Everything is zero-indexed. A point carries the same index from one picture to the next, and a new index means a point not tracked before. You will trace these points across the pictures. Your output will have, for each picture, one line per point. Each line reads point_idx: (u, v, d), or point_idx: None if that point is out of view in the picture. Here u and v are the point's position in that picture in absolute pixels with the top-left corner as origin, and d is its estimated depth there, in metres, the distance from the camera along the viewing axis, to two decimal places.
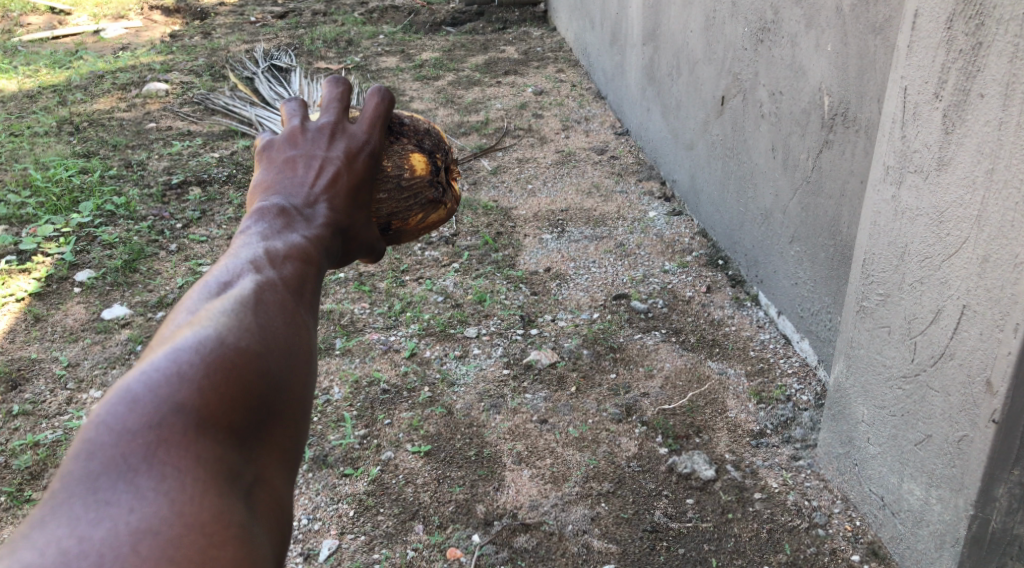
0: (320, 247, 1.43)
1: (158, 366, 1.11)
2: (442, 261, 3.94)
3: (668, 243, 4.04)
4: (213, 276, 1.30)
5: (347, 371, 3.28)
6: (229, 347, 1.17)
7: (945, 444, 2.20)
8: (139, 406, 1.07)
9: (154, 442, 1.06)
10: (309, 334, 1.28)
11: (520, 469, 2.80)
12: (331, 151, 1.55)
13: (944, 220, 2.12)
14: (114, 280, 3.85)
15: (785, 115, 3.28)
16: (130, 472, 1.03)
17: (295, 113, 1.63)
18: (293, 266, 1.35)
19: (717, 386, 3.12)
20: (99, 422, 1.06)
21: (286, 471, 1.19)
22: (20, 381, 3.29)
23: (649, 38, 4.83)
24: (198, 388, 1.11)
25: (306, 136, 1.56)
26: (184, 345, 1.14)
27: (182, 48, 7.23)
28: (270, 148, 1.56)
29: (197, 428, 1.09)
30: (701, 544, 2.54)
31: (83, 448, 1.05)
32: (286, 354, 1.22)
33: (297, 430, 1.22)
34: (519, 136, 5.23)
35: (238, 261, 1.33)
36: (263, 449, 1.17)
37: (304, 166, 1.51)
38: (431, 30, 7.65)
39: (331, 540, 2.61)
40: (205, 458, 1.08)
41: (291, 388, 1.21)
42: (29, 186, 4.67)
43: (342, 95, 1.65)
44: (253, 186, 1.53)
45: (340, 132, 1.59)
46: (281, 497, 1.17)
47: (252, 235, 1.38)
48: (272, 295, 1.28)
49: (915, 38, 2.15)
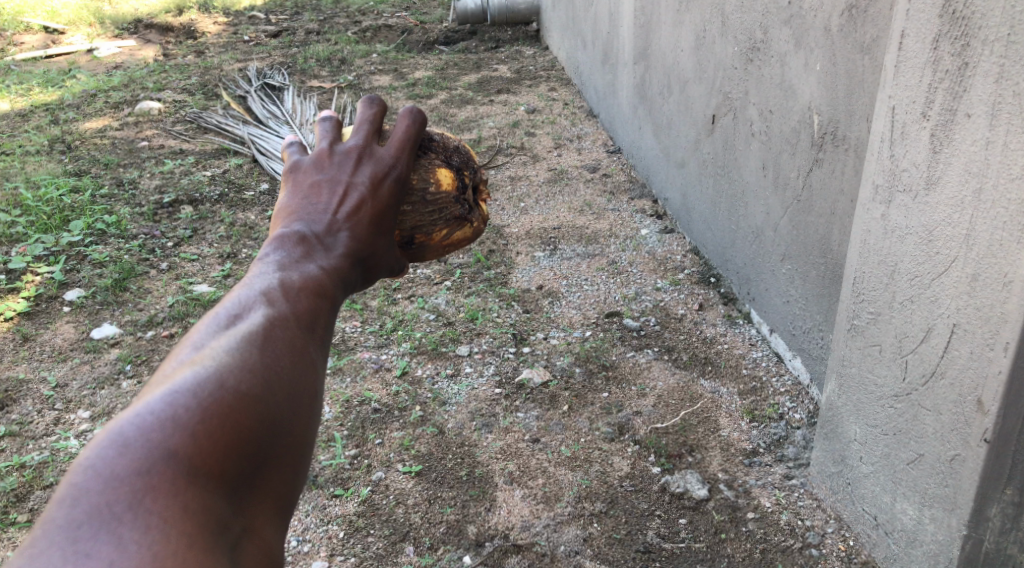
0: (336, 279, 1.41)
1: (153, 409, 1.10)
2: (434, 279, 3.94)
3: (661, 261, 4.04)
4: (224, 307, 1.29)
5: (338, 391, 3.26)
6: (229, 391, 1.15)
7: (937, 463, 2.19)
8: (130, 451, 1.06)
9: (142, 490, 1.04)
10: (315, 375, 1.27)
11: (512, 489, 2.78)
12: (356, 176, 1.52)
13: (932, 239, 2.12)
14: (104, 299, 3.84)
15: (775, 133, 3.29)
16: (114, 521, 1.01)
17: (327, 134, 1.58)
18: (307, 300, 1.34)
19: (709, 405, 3.11)
20: (88, 467, 1.05)
21: (276, 519, 1.18)
22: (8, 401, 3.27)
23: (640, 57, 4.85)
24: (192, 433, 1.10)
25: (334, 160, 1.53)
26: (182, 387, 1.13)
27: (174, 67, 7.23)
28: (296, 171, 1.53)
29: (189, 476, 1.08)
30: (694, 564, 2.52)
31: (69, 494, 1.03)
32: (288, 396, 1.21)
33: (293, 475, 1.21)
34: (511, 154, 5.24)
35: (250, 292, 1.32)
36: (256, 496, 1.16)
37: (327, 192, 1.49)
38: (424, 49, 7.68)
39: (320, 561, 2.58)
40: (193, 508, 1.06)
41: (289, 431, 1.20)
42: (20, 205, 4.65)
43: (374, 116, 1.61)
44: (275, 210, 1.51)
45: (368, 155, 1.56)
46: (270, 547, 1.16)
47: (268, 264, 1.37)
48: (281, 332, 1.27)
49: (903, 58, 2.15)
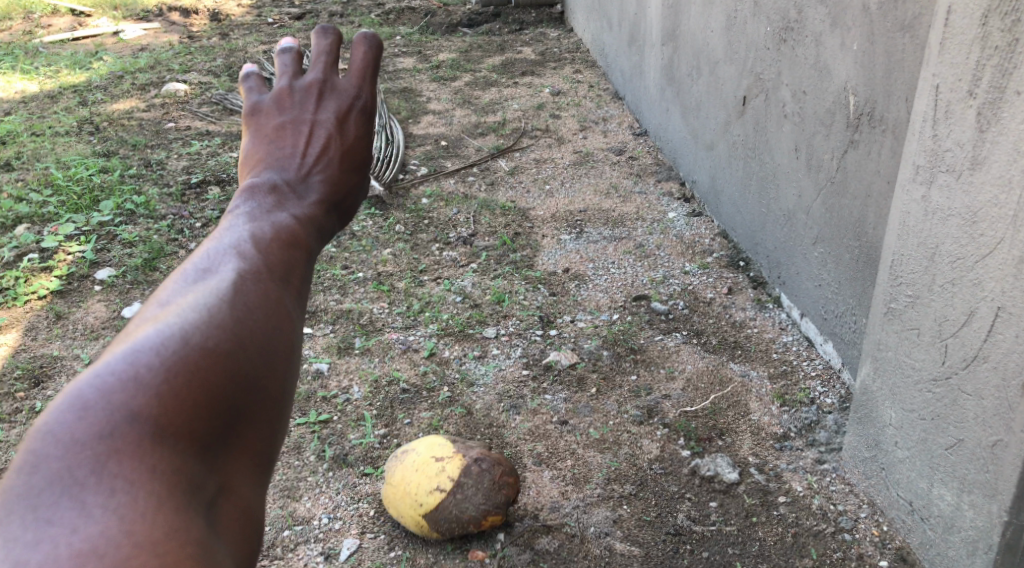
0: (308, 226, 1.39)
1: (114, 368, 1.06)
2: (460, 261, 3.93)
3: (689, 244, 4.01)
4: (193, 263, 1.24)
5: (367, 371, 3.26)
6: (195, 348, 1.10)
7: (978, 449, 2.16)
8: (91, 414, 1.02)
9: (105, 453, 1.00)
10: (292, 325, 1.21)
11: (541, 470, 2.78)
12: (318, 115, 1.60)
13: (977, 220, 2.09)
14: (134, 279, 3.85)
15: (808, 114, 3.25)
16: (76, 486, 0.97)
17: (287, 70, 1.69)
18: (279, 249, 1.29)
19: (739, 389, 3.09)
20: (47, 432, 1.01)
21: (255, 475, 1.12)
22: (43, 379, 3.30)
23: (668, 38, 4.80)
24: (156, 394, 1.05)
25: (294, 99, 1.62)
26: (145, 345, 1.08)
27: (200, 49, 7.24)
28: (260, 114, 1.60)
29: (154, 438, 1.03)
30: (725, 548, 2.51)
31: (28, 460, 0.99)
32: (261, 351, 1.15)
33: (270, 430, 1.14)
34: (536, 137, 5.21)
35: (220, 246, 1.27)
36: (231, 453, 1.09)
37: (291, 135, 1.55)
38: (447, 31, 7.64)
39: (351, 540, 2.59)
40: (161, 470, 1.01)
41: (263, 385, 1.14)
42: (50, 185, 4.68)
43: (331, 48, 1.71)
44: (241, 157, 1.54)
45: (325, 95, 1.64)
46: (249, 504, 1.09)
47: (239, 216, 1.34)
48: (253, 285, 1.21)
49: (949, 35, 2.12)
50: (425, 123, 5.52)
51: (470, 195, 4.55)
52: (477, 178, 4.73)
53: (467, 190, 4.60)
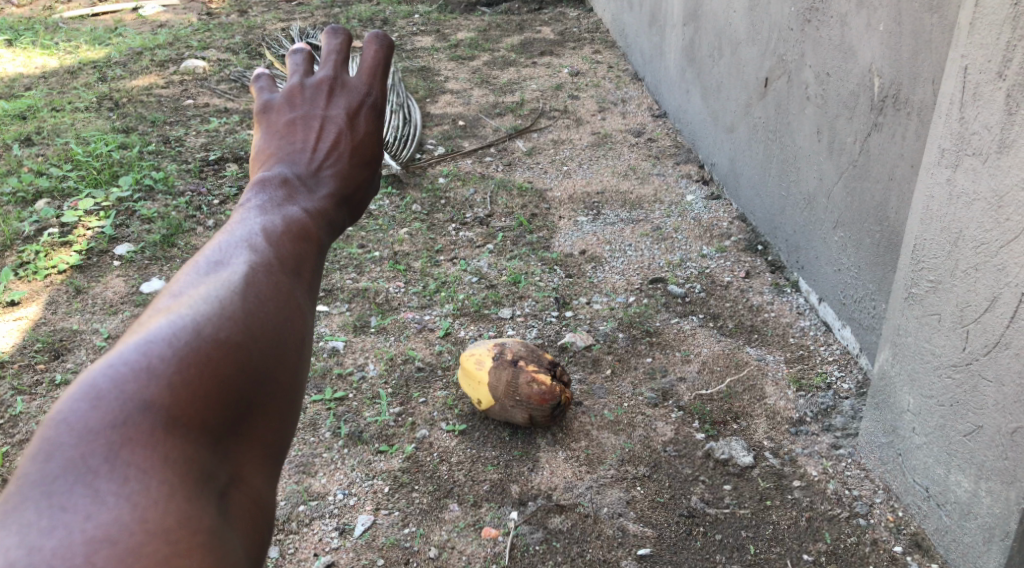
0: (320, 221, 1.38)
1: (126, 358, 1.05)
2: (476, 242, 3.92)
3: (706, 227, 3.98)
4: (204, 256, 1.22)
5: (382, 349, 3.26)
6: (206, 340, 1.09)
7: (998, 436, 2.15)
8: (104, 403, 1.01)
9: (118, 442, 0.99)
10: (303, 318, 1.20)
11: (555, 451, 2.78)
12: (331, 110, 1.60)
13: (1003, 204, 2.07)
14: (153, 255, 3.87)
15: (832, 96, 3.21)
16: (89, 474, 0.96)
17: (299, 66, 1.69)
18: (291, 243, 1.29)
19: (755, 372, 3.07)
20: (61, 421, 0.99)
21: (265, 466, 1.10)
22: (62, 352, 3.32)
23: (689, 18, 4.76)
24: (169, 384, 1.04)
25: (305, 96, 1.62)
26: (158, 335, 1.07)
27: (218, 26, 7.23)
28: (271, 111, 1.59)
29: (167, 426, 1.02)
30: (738, 530, 2.50)
31: (42, 448, 0.98)
32: (272, 342, 1.14)
33: (279, 422, 1.13)
34: (554, 117, 5.19)
35: (233, 239, 1.26)
36: (242, 443, 1.08)
37: (303, 129, 1.55)
38: (466, 10, 7.59)
39: (365, 516, 2.60)
40: (173, 459, 1.00)
41: (274, 377, 1.13)
42: (70, 160, 4.69)
43: (340, 48, 1.73)
44: (253, 153, 1.54)
45: (336, 91, 1.65)
46: (260, 495, 1.08)
47: (251, 210, 1.34)
48: (264, 278, 1.20)
49: (979, 15, 2.08)
50: (443, 103, 5.50)
51: (487, 175, 4.54)
52: (494, 159, 4.71)
53: (484, 170, 4.59)
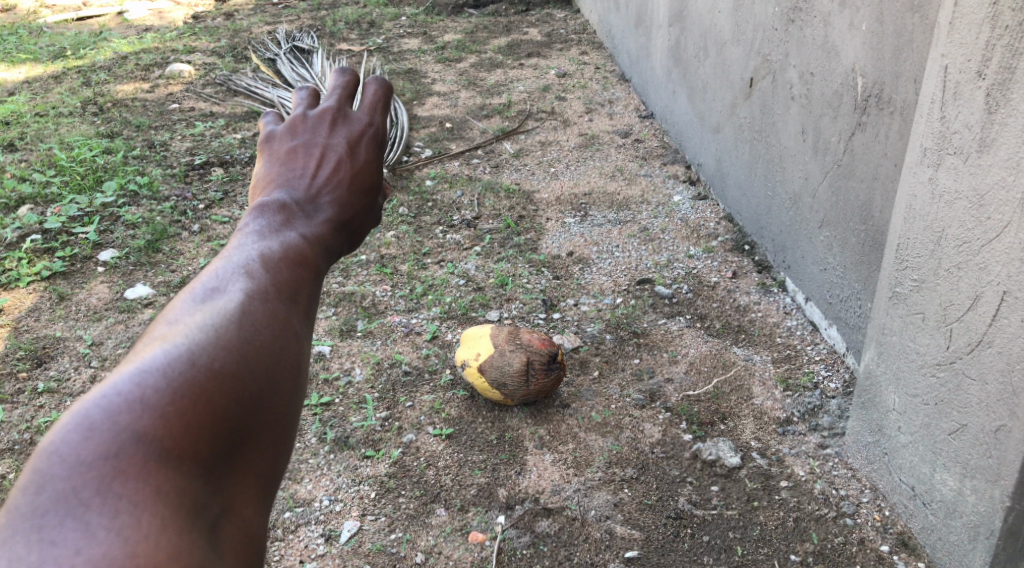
0: (318, 248, 1.30)
1: (120, 389, 1.04)
2: (464, 244, 3.91)
3: (694, 228, 3.98)
4: (200, 283, 1.19)
5: (369, 353, 3.25)
6: (201, 370, 1.08)
7: (982, 435, 2.16)
8: (96, 435, 1.01)
9: (109, 474, 0.99)
10: (298, 349, 1.17)
11: (542, 453, 2.77)
12: (332, 138, 1.42)
13: (984, 203, 2.07)
14: (137, 260, 3.85)
15: (816, 96, 3.22)
16: (81, 507, 0.97)
17: (304, 102, 1.50)
18: (287, 270, 1.23)
19: (742, 372, 3.07)
20: (53, 452, 1.00)
21: (260, 498, 1.09)
22: (45, 359, 3.30)
23: (675, 19, 4.76)
24: (162, 415, 1.04)
25: (307, 124, 1.44)
26: (151, 365, 1.07)
27: (204, 30, 7.20)
28: (270, 139, 1.44)
29: (159, 458, 1.02)
30: (726, 532, 2.50)
31: (33, 479, 0.98)
32: (267, 371, 1.12)
33: (276, 451, 1.12)
34: (542, 119, 5.18)
35: (229, 266, 1.22)
36: (235, 475, 1.08)
37: (303, 157, 1.40)
38: (453, 12, 7.58)
39: (352, 522, 2.59)
40: (166, 491, 1.00)
41: (269, 408, 1.11)
42: (54, 165, 4.66)
43: (349, 84, 1.51)
44: (254, 181, 1.41)
45: (343, 118, 1.45)
46: (252, 528, 1.08)
47: (248, 235, 1.27)
48: (261, 306, 1.17)
49: (959, 15, 2.08)
50: (430, 105, 5.48)
51: (474, 177, 4.53)
52: (481, 161, 4.70)
53: (471, 172, 4.58)
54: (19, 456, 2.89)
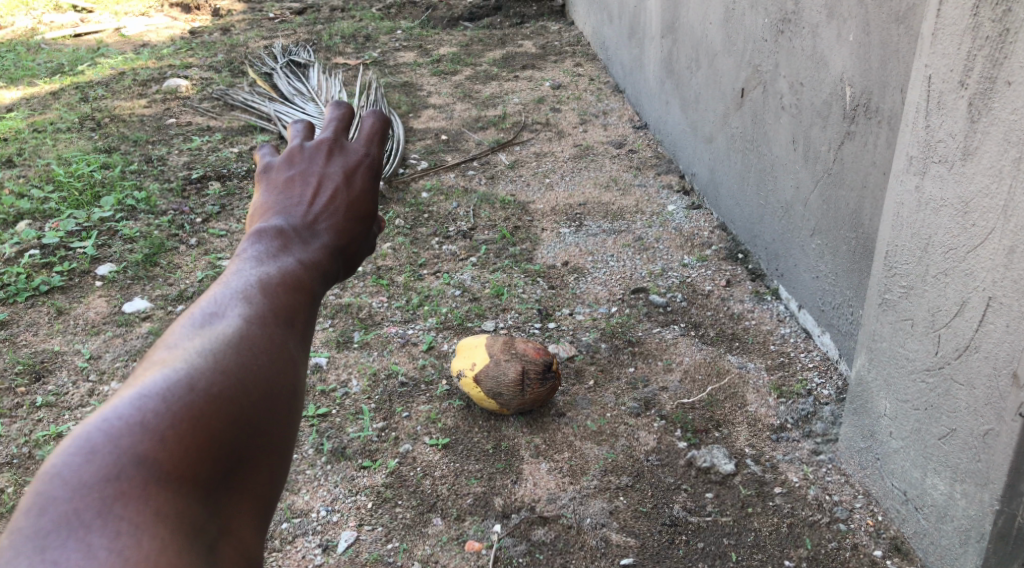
0: (316, 273, 1.33)
1: (121, 413, 1.07)
2: (459, 255, 3.94)
3: (688, 237, 4.01)
4: (199, 306, 1.21)
5: (365, 364, 3.27)
6: (199, 395, 1.10)
7: (970, 438, 2.19)
8: (98, 457, 1.03)
9: (111, 496, 1.02)
10: (296, 371, 1.19)
11: (537, 462, 2.79)
12: (328, 168, 1.45)
13: (968, 211, 2.10)
14: (135, 274, 3.87)
15: (806, 105, 3.25)
16: (82, 528, 1.00)
17: (300, 134, 1.52)
18: (285, 295, 1.26)
19: (736, 380, 3.09)
20: (55, 474, 1.02)
21: (256, 521, 1.11)
22: (44, 373, 3.32)
23: (667, 31, 4.80)
24: (161, 438, 1.06)
25: (305, 154, 1.46)
26: (151, 389, 1.09)
27: (201, 45, 7.26)
28: (268, 169, 1.46)
29: (159, 481, 1.04)
30: (721, 538, 2.52)
31: (35, 502, 1.01)
32: (265, 396, 1.15)
33: (273, 473, 1.14)
34: (536, 130, 5.22)
35: (227, 291, 1.24)
36: (233, 496, 1.10)
37: (300, 186, 1.43)
38: (448, 25, 7.63)
39: (349, 532, 2.60)
40: (165, 512, 1.03)
41: (266, 433, 1.14)
42: (52, 181, 4.69)
43: (344, 116, 1.53)
44: (252, 209, 1.44)
45: (339, 148, 1.48)
46: (249, 550, 1.10)
47: (246, 260, 1.29)
48: (258, 332, 1.19)
49: (940, 26, 2.12)
50: (425, 117, 5.52)
51: (469, 188, 4.56)
52: (476, 172, 4.73)
53: (467, 184, 4.61)
54: (17, 470, 2.91)
